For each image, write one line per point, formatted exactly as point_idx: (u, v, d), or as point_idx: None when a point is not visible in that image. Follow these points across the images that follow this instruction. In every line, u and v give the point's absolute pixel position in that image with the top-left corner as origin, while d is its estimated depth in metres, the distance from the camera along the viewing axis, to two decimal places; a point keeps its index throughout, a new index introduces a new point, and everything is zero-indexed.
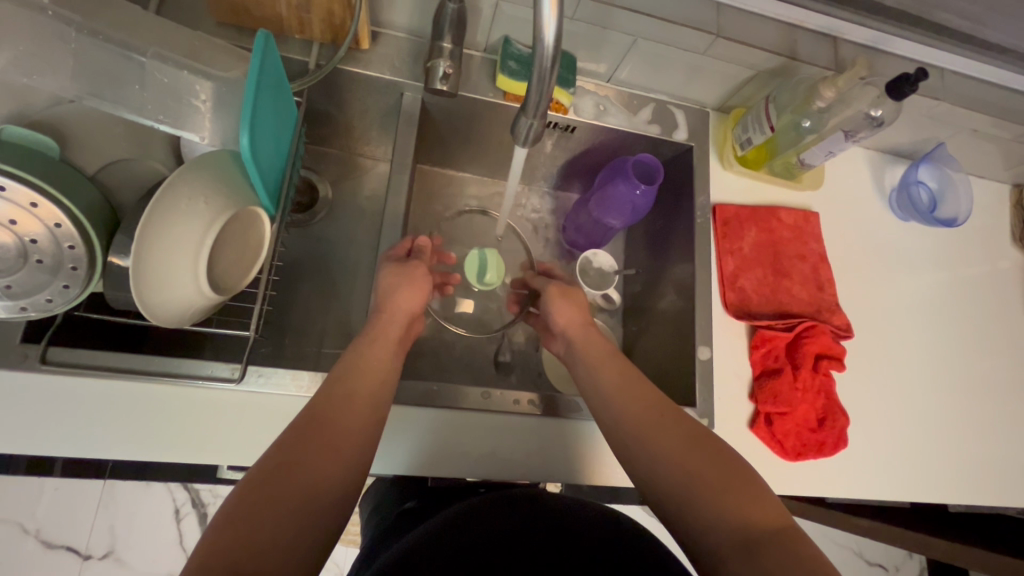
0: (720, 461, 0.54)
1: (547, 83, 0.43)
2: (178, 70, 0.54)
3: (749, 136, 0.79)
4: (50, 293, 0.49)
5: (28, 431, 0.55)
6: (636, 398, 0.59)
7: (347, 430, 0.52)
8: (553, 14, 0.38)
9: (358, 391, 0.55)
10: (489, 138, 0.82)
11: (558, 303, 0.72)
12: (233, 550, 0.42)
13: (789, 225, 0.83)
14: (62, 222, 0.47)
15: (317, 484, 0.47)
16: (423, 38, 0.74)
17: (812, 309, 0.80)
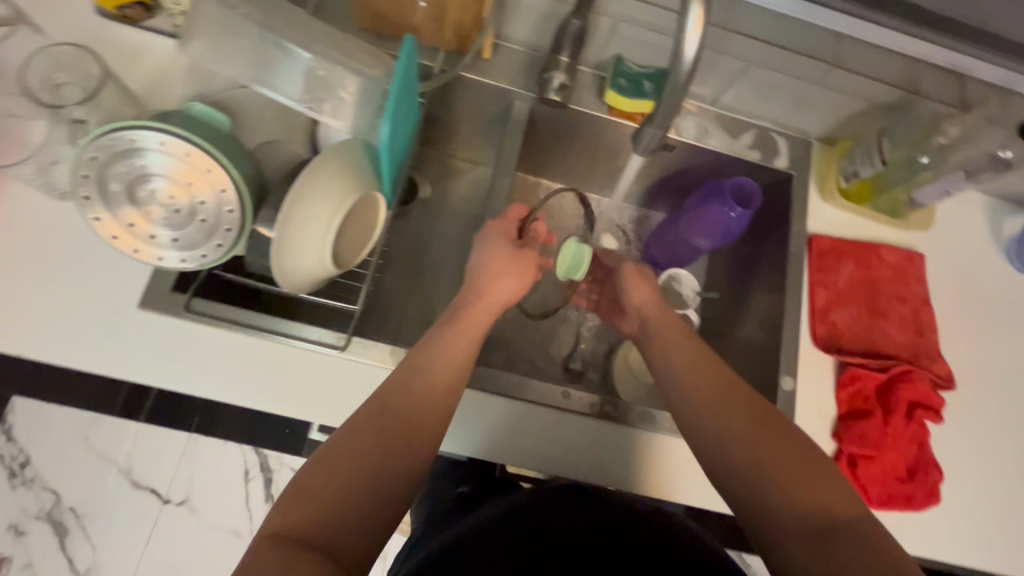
0: (800, 453, 0.54)
1: (678, 98, 0.46)
2: (333, 65, 0.60)
3: (856, 168, 0.77)
4: (207, 250, 0.56)
5: (160, 370, 0.62)
6: (712, 380, 0.60)
7: (412, 410, 0.55)
8: (696, 33, 0.41)
9: (427, 383, 0.56)
10: (587, 150, 0.84)
11: (634, 287, 0.72)
12: (304, 507, 0.48)
13: (891, 264, 0.79)
14: (227, 187, 0.54)
15: (380, 462, 0.51)
16: (538, 52, 0.78)
17: (909, 354, 0.76)
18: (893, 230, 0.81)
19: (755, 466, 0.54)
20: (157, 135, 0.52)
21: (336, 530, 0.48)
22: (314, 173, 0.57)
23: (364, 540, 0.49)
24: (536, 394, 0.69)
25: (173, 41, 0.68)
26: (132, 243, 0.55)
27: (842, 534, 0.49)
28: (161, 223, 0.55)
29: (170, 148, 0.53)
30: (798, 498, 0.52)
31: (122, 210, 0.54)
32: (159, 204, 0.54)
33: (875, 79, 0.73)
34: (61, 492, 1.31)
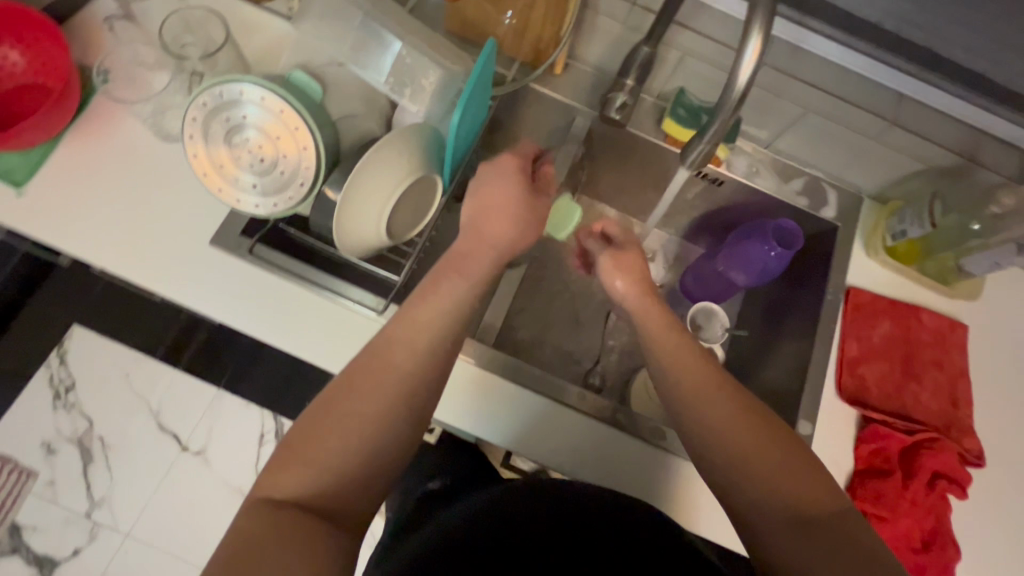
0: (782, 450, 0.56)
1: (729, 119, 0.48)
2: (421, 57, 0.66)
3: (903, 228, 0.77)
4: (279, 200, 0.62)
5: (216, 303, 0.68)
6: (701, 376, 0.61)
7: (395, 366, 0.57)
8: (752, 58, 0.44)
9: (409, 346, 0.58)
10: (638, 174, 0.88)
11: (610, 277, 0.71)
12: (302, 469, 0.52)
13: (931, 328, 0.78)
14: (309, 146, 0.61)
15: (368, 418, 0.54)
16: (606, 74, 0.83)
17: (939, 423, 0.74)
18: (937, 296, 0.80)
19: (737, 467, 0.56)
20: (259, 91, 0.59)
21: (330, 489, 0.52)
22: (381, 151, 0.61)
23: (360, 498, 0.53)
24: (556, 390, 0.72)
25: (287, 22, 0.77)
26: (219, 183, 0.62)
27: (818, 528, 0.52)
28: (247, 169, 0.62)
29: (267, 104, 0.59)
30: (778, 499, 0.54)
31: (217, 152, 0.61)
32: (248, 151, 0.61)
33: (933, 141, 0.73)
34: (95, 421, 1.40)
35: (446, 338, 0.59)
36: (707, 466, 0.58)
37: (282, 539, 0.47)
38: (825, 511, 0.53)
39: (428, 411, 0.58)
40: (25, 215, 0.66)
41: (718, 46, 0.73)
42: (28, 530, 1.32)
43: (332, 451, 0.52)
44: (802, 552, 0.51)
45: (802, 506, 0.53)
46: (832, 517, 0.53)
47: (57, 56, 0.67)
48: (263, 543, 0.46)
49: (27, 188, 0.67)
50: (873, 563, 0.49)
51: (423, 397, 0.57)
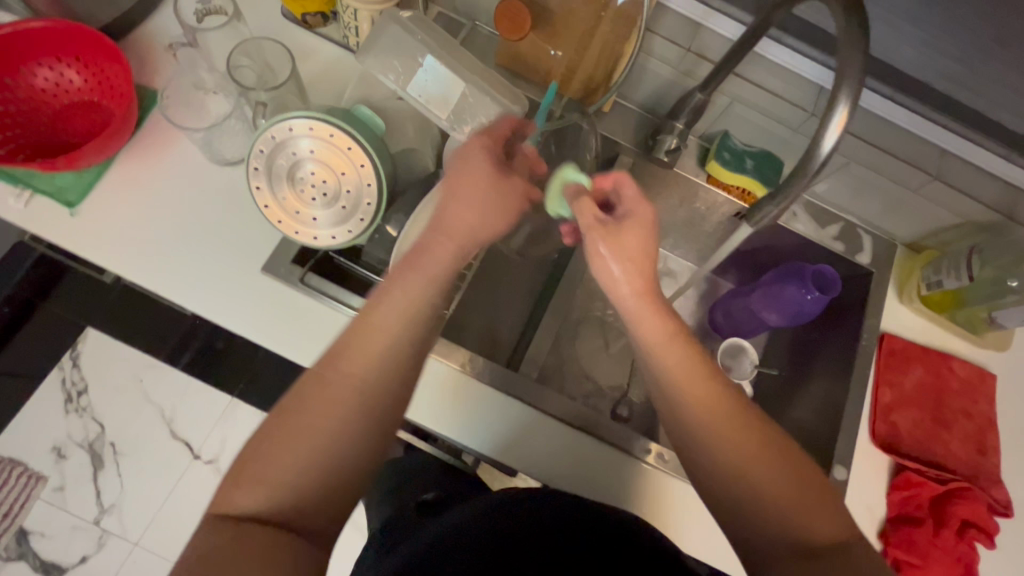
0: (795, 478, 0.49)
1: (801, 188, 0.49)
2: (482, 94, 0.66)
3: (939, 279, 0.79)
4: (337, 233, 0.63)
5: (265, 330, 0.68)
6: (711, 397, 0.52)
7: (355, 367, 0.49)
8: (834, 134, 0.45)
9: (372, 345, 0.50)
10: (675, 211, 0.89)
11: (598, 259, 0.54)
12: (255, 490, 0.45)
13: (961, 377, 0.80)
14: (373, 183, 0.61)
15: (327, 428, 0.47)
16: (651, 114, 0.84)
17: (968, 471, 0.75)
18: (966, 344, 0.82)
19: (745, 498, 0.50)
20: (324, 126, 0.59)
21: (294, 504, 0.45)
22: (447, 190, 0.64)
23: (325, 518, 0.47)
24: (594, 425, 0.73)
25: (343, 51, 0.78)
26: (281, 215, 0.62)
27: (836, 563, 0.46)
28: (308, 202, 0.62)
29: (333, 139, 0.60)
30: (790, 532, 0.48)
31: (280, 185, 0.61)
32: (311, 184, 0.61)
33: (974, 198, 0.74)
34: (107, 426, 1.39)
35: (410, 331, 0.51)
36: (712, 494, 0.52)
37: (249, 555, 0.41)
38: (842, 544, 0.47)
39: (399, 411, 0.51)
40: (77, 236, 0.66)
41: (769, 96, 0.75)
42: (35, 536, 1.31)
43: (292, 468, 0.45)
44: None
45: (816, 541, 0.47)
46: (847, 551, 0.47)
47: (118, 77, 0.67)
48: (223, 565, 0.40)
49: (81, 209, 0.67)
50: None
51: (383, 399, 0.50)
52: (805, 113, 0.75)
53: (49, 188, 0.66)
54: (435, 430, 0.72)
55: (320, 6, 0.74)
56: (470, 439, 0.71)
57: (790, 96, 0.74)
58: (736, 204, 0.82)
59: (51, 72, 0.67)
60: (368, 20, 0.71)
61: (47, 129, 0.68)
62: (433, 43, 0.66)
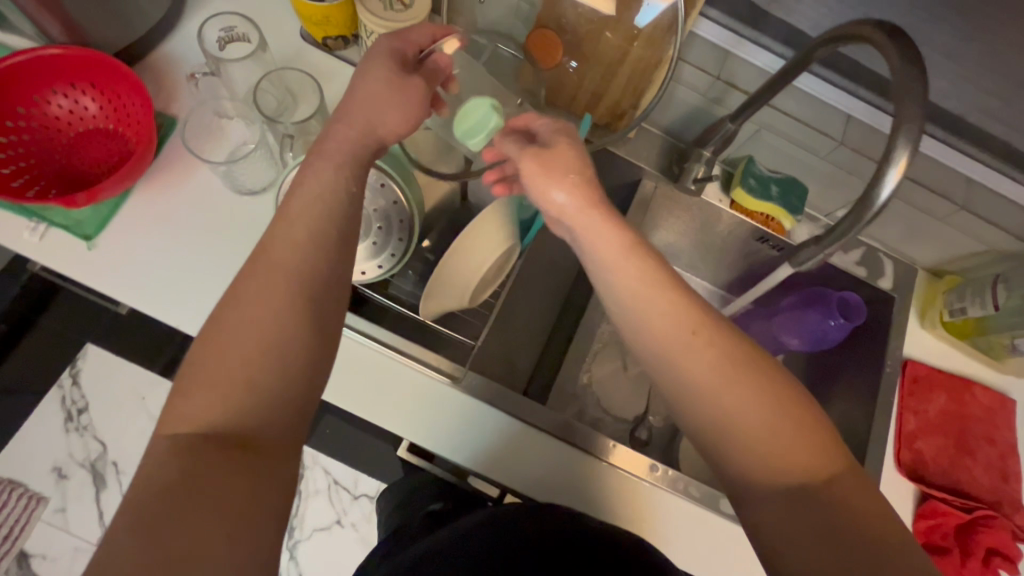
0: (768, 403, 0.48)
1: (859, 230, 0.48)
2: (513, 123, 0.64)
3: (963, 306, 0.79)
4: (368, 267, 0.64)
5: None
6: (670, 319, 0.51)
7: (280, 260, 0.47)
8: (894, 180, 0.44)
9: (289, 246, 0.47)
10: (697, 235, 0.89)
11: (543, 185, 0.55)
12: (195, 389, 0.42)
13: (983, 403, 0.80)
14: (405, 220, 0.65)
15: (258, 324, 0.44)
16: (676, 139, 0.84)
17: (991, 498, 0.76)
18: (987, 370, 0.83)
19: (723, 431, 0.49)
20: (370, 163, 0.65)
21: (239, 423, 0.41)
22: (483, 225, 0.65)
23: (270, 421, 0.43)
24: (629, 462, 0.70)
25: None
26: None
27: (813, 498, 0.46)
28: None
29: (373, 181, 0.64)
30: (765, 462, 0.47)
31: None
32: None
33: (1001, 227, 0.74)
34: (109, 445, 1.36)
35: (329, 228, 0.49)
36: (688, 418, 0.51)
37: (205, 478, 0.38)
38: (816, 477, 0.46)
39: (336, 316, 0.48)
40: (92, 270, 0.64)
41: (797, 123, 0.74)
42: (36, 559, 1.27)
43: (233, 367, 0.43)
44: (797, 523, 0.45)
45: (796, 476, 0.47)
46: (826, 481, 0.46)
47: (135, 104, 0.65)
48: (181, 489, 0.37)
49: (98, 242, 0.65)
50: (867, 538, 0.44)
51: (307, 283, 0.47)
52: (833, 141, 0.74)
53: (64, 221, 0.64)
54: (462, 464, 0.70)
55: (342, 30, 0.72)
56: (498, 474, 0.70)
57: (818, 125, 0.74)
58: (760, 230, 0.81)
59: (66, 100, 0.65)
60: None
61: (62, 158, 0.65)
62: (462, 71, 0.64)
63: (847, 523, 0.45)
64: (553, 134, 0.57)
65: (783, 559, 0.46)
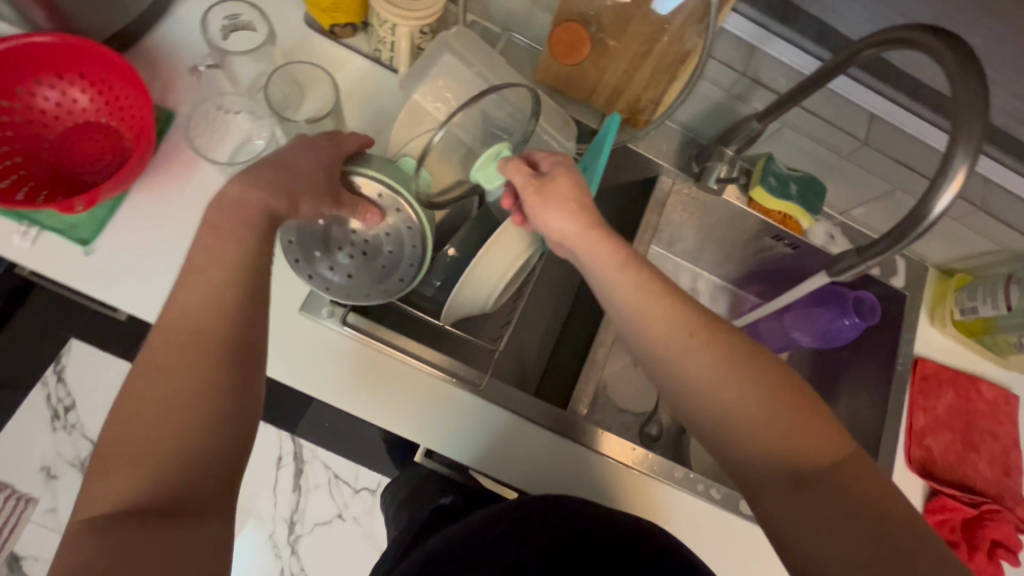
0: (764, 390, 0.47)
1: (908, 242, 0.51)
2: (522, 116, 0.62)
3: (975, 305, 0.80)
4: (370, 291, 0.61)
5: (313, 373, 0.66)
6: (664, 319, 0.50)
7: (194, 315, 0.45)
8: (949, 194, 0.47)
9: (194, 324, 0.44)
10: (712, 232, 0.87)
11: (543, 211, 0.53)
12: (117, 456, 0.40)
13: (988, 400, 0.82)
14: (416, 245, 0.59)
15: (179, 383, 0.42)
16: (695, 136, 0.81)
17: (995, 492, 0.78)
18: (992, 367, 0.84)
19: (730, 428, 0.47)
20: (370, 185, 0.56)
21: (170, 492, 0.39)
22: (497, 239, 0.61)
23: (203, 477, 0.41)
24: (650, 466, 0.69)
25: (372, 64, 0.72)
26: (315, 273, 0.60)
27: (826, 487, 0.43)
28: (344, 262, 0.60)
29: (384, 199, 0.57)
30: (772, 450, 0.45)
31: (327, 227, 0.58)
32: (353, 245, 0.59)
33: (1014, 228, 0.76)
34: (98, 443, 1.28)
35: (233, 284, 0.46)
36: (693, 410, 0.49)
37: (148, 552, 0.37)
38: (828, 466, 0.44)
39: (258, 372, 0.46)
40: (91, 276, 0.60)
41: (819, 121, 0.73)
42: (28, 561, 1.22)
43: (159, 430, 0.41)
44: (812, 517, 0.43)
45: (805, 462, 0.44)
46: (835, 472, 0.44)
47: (131, 98, 0.60)
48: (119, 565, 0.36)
49: (95, 246, 0.60)
50: (884, 520, 0.42)
51: (226, 329, 0.45)
52: (857, 141, 0.73)
53: (60, 224, 0.60)
54: (486, 470, 0.68)
55: (351, 17, 0.68)
56: (522, 479, 0.69)
57: (843, 124, 0.73)
58: (778, 228, 0.81)
59: (58, 93, 0.60)
60: (407, 37, 0.65)
61: (54, 156, 0.61)
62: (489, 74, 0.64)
63: (869, 507, 0.42)
64: (553, 167, 0.55)
65: (804, 552, 0.42)
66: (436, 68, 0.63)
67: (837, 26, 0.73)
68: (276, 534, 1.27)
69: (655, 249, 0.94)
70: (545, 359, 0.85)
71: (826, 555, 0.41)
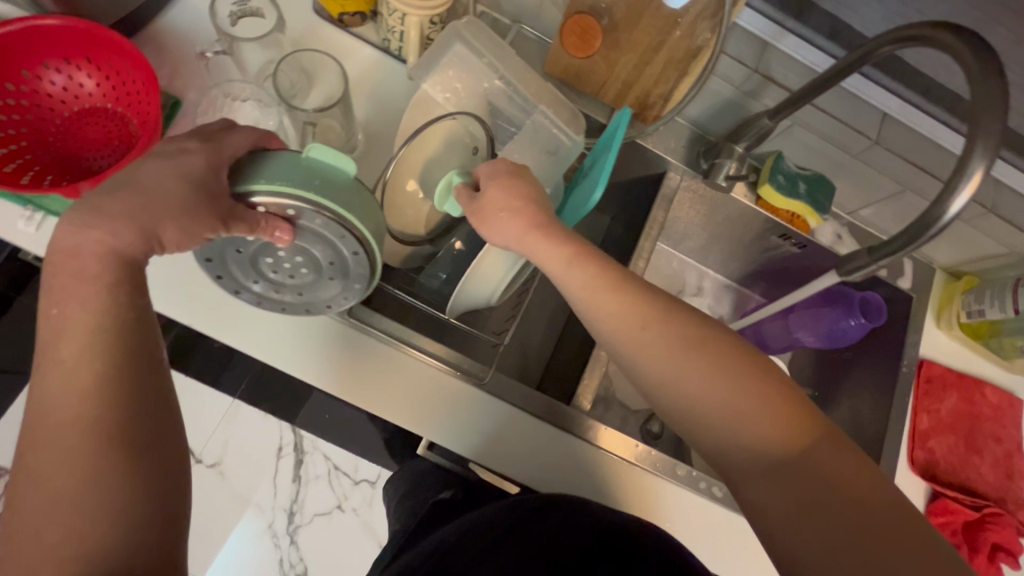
0: (726, 381, 0.46)
1: (921, 243, 0.51)
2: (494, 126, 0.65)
3: (982, 308, 0.79)
4: (331, 300, 0.54)
5: (316, 363, 0.66)
6: (618, 312, 0.49)
7: (65, 388, 0.40)
8: (965, 195, 0.46)
9: (63, 414, 0.40)
10: (718, 230, 0.87)
11: (497, 217, 0.52)
12: (25, 547, 0.37)
13: (992, 403, 0.82)
14: (359, 250, 0.48)
15: (67, 461, 0.39)
16: (704, 132, 0.81)
17: (996, 495, 0.78)
18: (997, 370, 0.84)
19: (699, 422, 0.47)
20: (279, 203, 0.45)
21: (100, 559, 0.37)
22: None
23: (129, 542, 0.38)
24: (652, 463, 0.70)
25: (380, 53, 0.71)
26: (265, 297, 0.53)
27: (800, 470, 0.43)
28: (290, 281, 0.51)
29: (293, 212, 0.46)
30: (742, 440, 0.45)
31: (236, 253, 0.48)
32: (286, 263, 0.49)
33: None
34: None
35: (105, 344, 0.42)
36: (663, 405, 0.49)
37: None
38: (794, 448, 0.44)
39: (164, 423, 0.43)
40: None
41: (831, 120, 0.72)
42: None
43: (64, 510, 0.37)
44: (789, 501, 0.43)
45: (773, 449, 0.44)
46: (802, 458, 0.44)
47: (136, 82, 0.60)
48: None
49: None
50: (853, 499, 0.42)
51: (103, 395, 0.41)
52: (868, 140, 0.72)
53: (62, 211, 0.59)
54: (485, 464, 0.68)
55: (360, 5, 0.67)
56: (525, 475, 0.68)
57: (854, 123, 0.72)
58: (786, 227, 0.80)
59: (64, 77, 0.60)
60: (416, 27, 0.64)
61: (58, 141, 0.60)
62: (500, 63, 0.63)
63: (842, 490, 0.42)
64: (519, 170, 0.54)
65: (786, 540, 0.42)
66: (446, 57, 0.63)
67: (851, 23, 0.73)
68: (275, 524, 1.28)
69: (661, 246, 0.94)
70: (548, 355, 0.85)
71: (802, 545, 0.42)
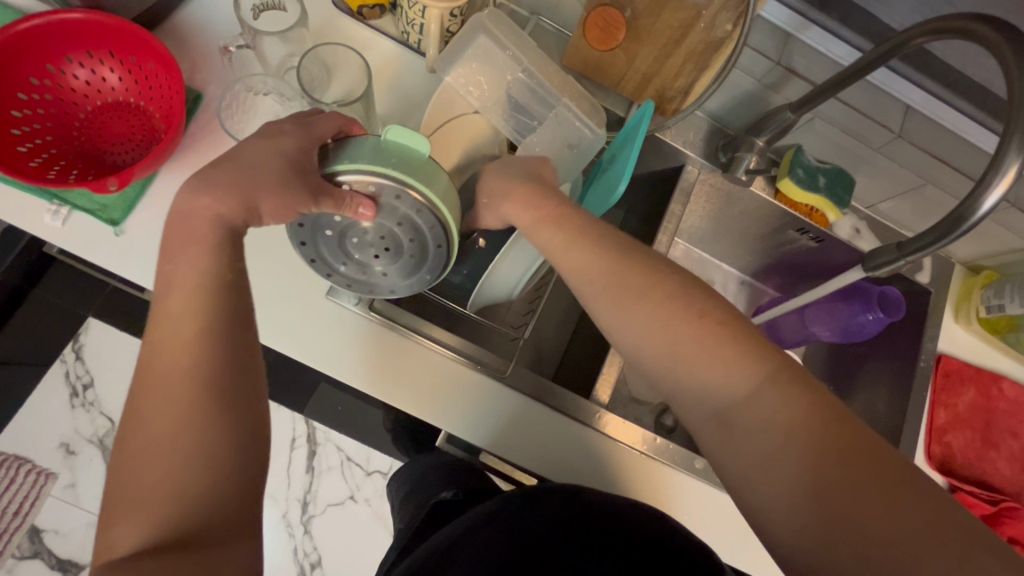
0: (687, 328, 0.44)
1: (955, 237, 0.51)
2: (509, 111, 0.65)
3: (1001, 303, 0.79)
4: (413, 280, 0.53)
5: (337, 356, 0.66)
6: (578, 262, 0.48)
7: (168, 348, 0.42)
8: (998, 192, 0.46)
9: (171, 369, 0.41)
10: (735, 224, 0.86)
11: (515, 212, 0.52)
12: (124, 499, 0.38)
13: (1009, 398, 0.82)
14: (437, 224, 0.48)
15: (168, 418, 0.40)
16: (722, 124, 0.81)
17: (1012, 489, 0.78)
18: (1014, 365, 0.84)
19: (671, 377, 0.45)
20: (364, 180, 0.46)
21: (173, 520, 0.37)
22: None
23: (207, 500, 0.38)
24: (670, 456, 0.70)
25: (400, 46, 0.71)
26: (352, 279, 0.53)
27: (750, 421, 0.41)
28: (375, 262, 0.51)
29: (374, 189, 0.46)
30: (710, 392, 0.43)
31: (327, 233, 0.48)
32: (371, 243, 0.49)
33: None
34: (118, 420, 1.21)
35: (205, 307, 0.43)
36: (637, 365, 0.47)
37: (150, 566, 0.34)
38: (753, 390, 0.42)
39: (253, 388, 0.44)
40: (117, 257, 0.59)
41: (854, 113, 0.72)
42: (49, 534, 1.14)
43: (157, 468, 0.39)
44: (760, 455, 0.40)
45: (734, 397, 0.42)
46: (771, 404, 0.41)
47: (160, 77, 0.60)
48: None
49: (125, 227, 0.60)
50: (824, 447, 0.39)
51: (209, 354, 0.42)
52: (891, 133, 0.71)
53: (89, 205, 0.60)
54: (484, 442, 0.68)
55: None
56: (548, 462, 0.69)
57: (877, 116, 0.72)
58: (804, 222, 0.79)
59: (89, 72, 0.60)
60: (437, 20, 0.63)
61: (82, 134, 0.60)
62: (523, 55, 0.63)
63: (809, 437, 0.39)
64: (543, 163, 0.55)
65: (747, 492, 0.41)
66: (470, 51, 0.63)
67: (875, 15, 0.72)
68: (289, 514, 1.29)
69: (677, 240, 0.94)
70: (564, 347, 0.86)
71: (776, 504, 0.39)
